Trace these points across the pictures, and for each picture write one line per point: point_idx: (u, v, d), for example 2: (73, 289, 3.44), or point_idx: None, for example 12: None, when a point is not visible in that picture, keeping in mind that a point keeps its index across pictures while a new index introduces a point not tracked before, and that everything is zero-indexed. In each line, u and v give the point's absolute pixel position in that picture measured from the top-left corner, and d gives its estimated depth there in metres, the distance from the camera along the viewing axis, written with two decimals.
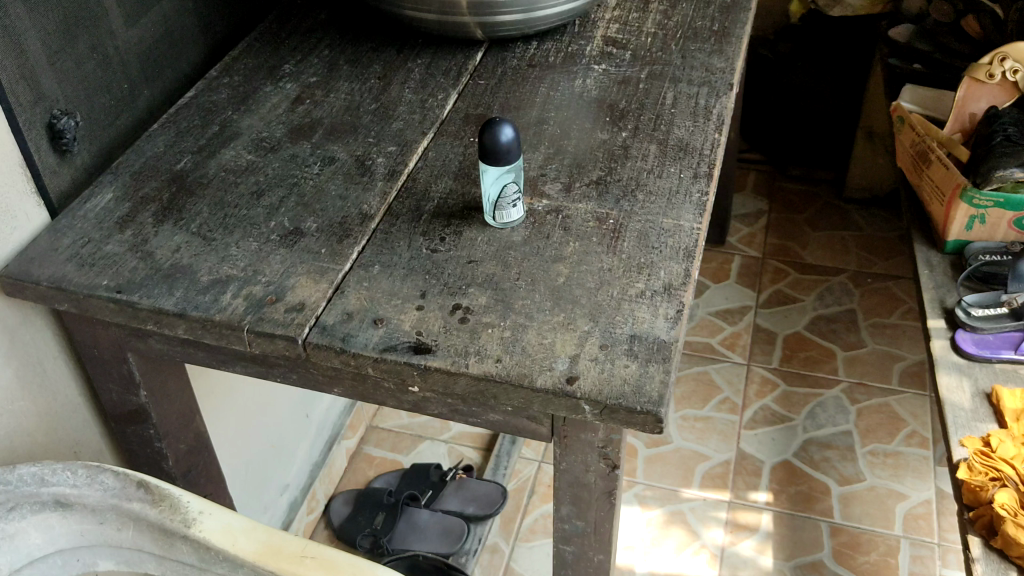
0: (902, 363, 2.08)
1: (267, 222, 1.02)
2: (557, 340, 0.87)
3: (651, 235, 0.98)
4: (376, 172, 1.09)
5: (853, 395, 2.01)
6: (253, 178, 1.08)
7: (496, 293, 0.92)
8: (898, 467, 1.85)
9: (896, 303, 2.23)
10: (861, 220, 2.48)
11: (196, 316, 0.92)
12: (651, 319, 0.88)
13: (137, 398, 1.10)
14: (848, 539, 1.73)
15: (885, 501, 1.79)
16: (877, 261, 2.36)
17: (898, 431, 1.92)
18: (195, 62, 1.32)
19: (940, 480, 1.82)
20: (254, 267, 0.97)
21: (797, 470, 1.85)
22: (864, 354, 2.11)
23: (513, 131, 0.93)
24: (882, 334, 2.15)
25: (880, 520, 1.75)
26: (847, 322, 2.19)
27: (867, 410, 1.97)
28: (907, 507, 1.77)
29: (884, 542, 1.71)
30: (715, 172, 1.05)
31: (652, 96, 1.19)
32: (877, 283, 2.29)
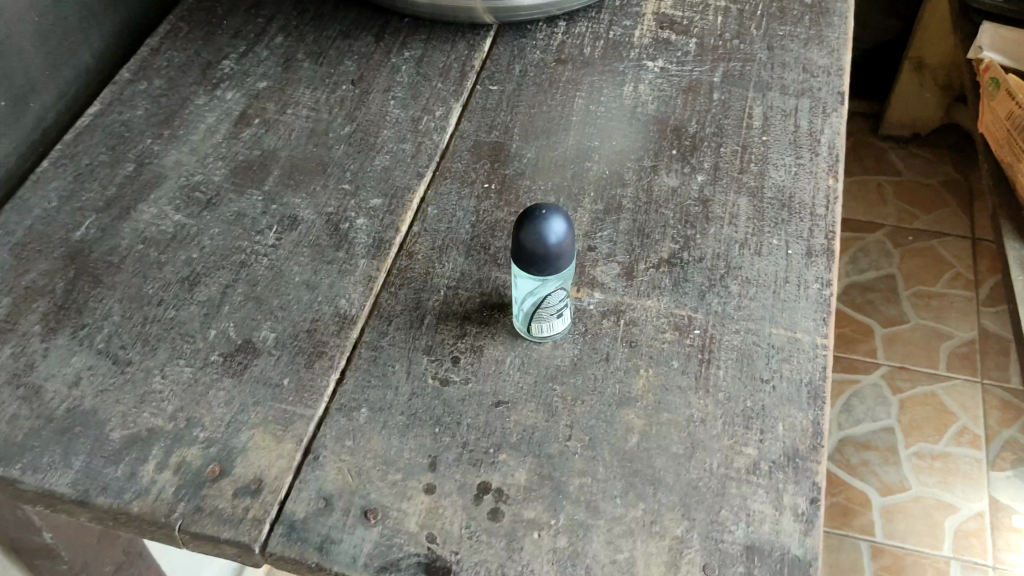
0: (951, 345, 1.66)
1: (203, 332, 0.70)
2: (640, 556, 0.59)
3: (756, 360, 0.69)
4: (357, 242, 0.78)
5: (894, 382, 1.61)
6: (185, 254, 0.76)
7: (540, 464, 0.63)
8: (947, 472, 1.48)
9: (940, 268, 1.78)
10: (899, 162, 1.99)
11: (104, 505, 0.61)
12: (774, 515, 0.61)
13: (40, 538, 0.85)
14: (891, 562, 1.38)
15: (933, 517, 1.43)
16: (917, 213, 1.89)
17: (946, 427, 1.54)
18: (103, 49, 0.98)
19: (994, 488, 1.46)
20: (186, 412, 0.65)
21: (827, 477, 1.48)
22: (906, 333, 1.68)
23: (567, 225, 0.63)
24: (925, 307, 1.72)
25: (927, 540, 1.41)
26: (887, 289, 1.76)
27: (911, 403, 1.58)
28: (955, 522, 1.42)
29: (931, 565, 1.38)
30: (833, 247, 0.76)
31: (734, 114, 0.87)
32: (916, 241, 1.84)
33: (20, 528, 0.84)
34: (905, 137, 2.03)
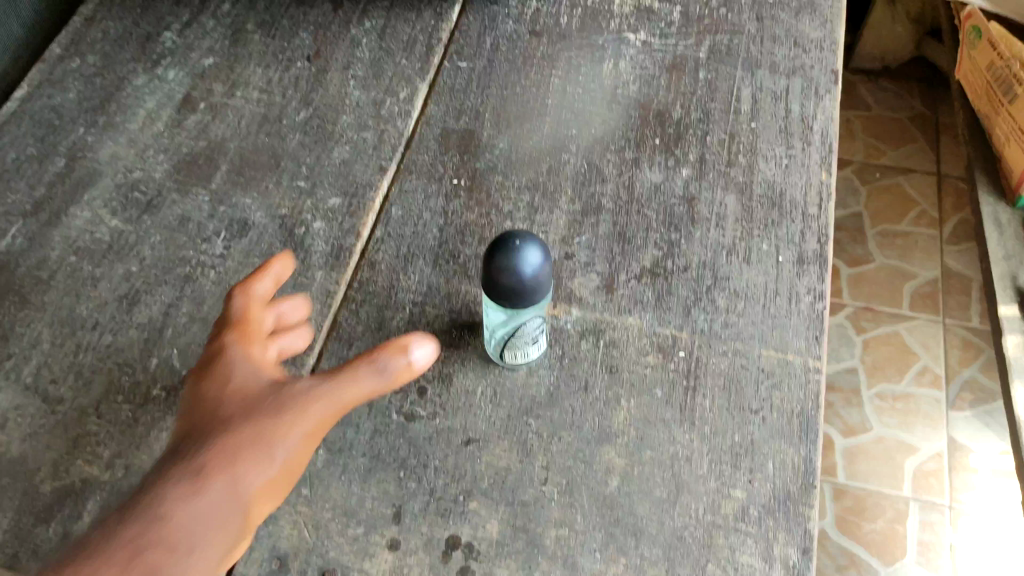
0: (913, 284, 1.31)
1: (143, 362, 0.64)
2: None
3: (745, 387, 0.63)
4: (313, 250, 0.71)
5: (856, 323, 1.28)
6: (123, 267, 0.70)
7: (513, 513, 0.58)
8: (909, 413, 1.19)
9: (906, 206, 1.40)
10: (870, 96, 1.53)
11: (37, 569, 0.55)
12: (764, 569, 0.56)
13: None
14: (851, 503, 1.12)
15: (893, 459, 1.15)
16: (885, 147, 1.47)
17: (907, 365, 1.23)
18: (35, 19, 0.89)
19: (954, 428, 1.17)
20: (125, 459, 0.60)
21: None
22: (870, 274, 1.33)
23: (543, 251, 0.55)
24: (890, 245, 1.36)
25: (884, 477, 1.14)
26: (852, 229, 1.38)
27: (873, 341, 1.26)
28: (916, 462, 1.15)
29: (892, 506, 1.12)
30: (827, 252, 0.70)
31: (723, 96, 0.80)
32: (883, 177, 1.43)
33: None
34: (874, 71, 1.55)
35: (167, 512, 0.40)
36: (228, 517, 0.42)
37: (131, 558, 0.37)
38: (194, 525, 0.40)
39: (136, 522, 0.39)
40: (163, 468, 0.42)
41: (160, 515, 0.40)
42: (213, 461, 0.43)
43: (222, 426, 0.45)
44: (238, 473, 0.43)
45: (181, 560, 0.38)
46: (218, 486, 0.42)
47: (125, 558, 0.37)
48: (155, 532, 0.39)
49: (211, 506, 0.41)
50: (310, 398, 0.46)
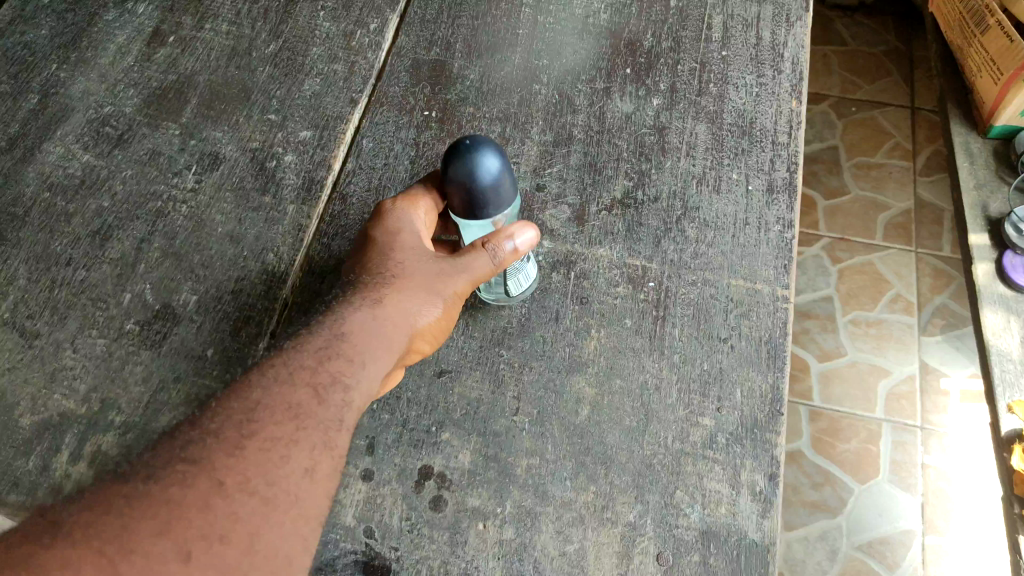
0: (887, 214, 1.28)
1: (118, 297, 0.65)
2: (589, 546, 0.56)
3: (714, 316, 0.64)
4: (285, 183, 0.71)
5: (832, 252, 1.26)
6: (95, 203, 0.69)
7: (485, 443, 0.59)
8: (881, 339, 1.17)
9: (880, 137, 1.35)
10: (845, 33, 1.48)
11: (14, 503, 0.57)
12: (731, 496, 0.58)
13: None
14: (826, 424, 1.12)
15: (865, 382, 1.14)
16: (861, 81, 1.42)
17: (881, 292, 1.21)
18: None
19: (926, 352, 1.15)
20: (101, 394, 0.61)
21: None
22: (846, 206, 1.30)
23: (499, 161, 0.51)
24: (865, 176, 1.32)
25: (859, 402, 1.13)
26: (827, 161, 1.35)
27: (848, 271, 1.24)
28: (888, 385, 1.13)
29: (864, 428, 1.11)
30: (795, 181, 0.71)
31: (693, 25, 0.80)
32: (858, 110, 1.39)
33: None
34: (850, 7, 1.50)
35: (347, 331, 0.51)
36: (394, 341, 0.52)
37: (319, 367, 0.49)
38: (364, 344, 0.51)
39: (325, 336, 0.51)
40: (352, 295, 0.54)
41: (340, 336, 0.51)
42: (389, 295, 0.54)
43: (394, 270, 0.55)
44: (404, 312, 0.54)
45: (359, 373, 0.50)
46: (386, 321, 0.52)
47: (313, 366, 0.49)
48: (336, 352, 0.50)
49: (375, 333, 0.52)
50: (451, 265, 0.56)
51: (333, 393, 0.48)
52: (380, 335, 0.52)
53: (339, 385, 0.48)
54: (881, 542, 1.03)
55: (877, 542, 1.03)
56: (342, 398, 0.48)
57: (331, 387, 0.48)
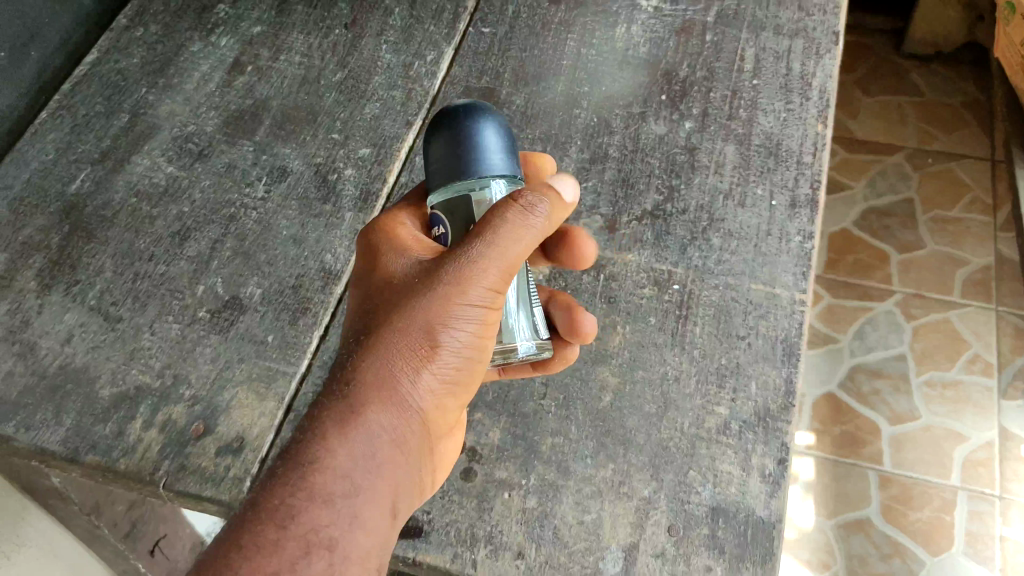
0: (966, 270, 1.46)
1: (191, 288, 0.72)
2: (605, 516, 0.60)
3: (733, 316, 0.69)
4: (344, 194, 0.78)
5: (908, 308, 1.43)
6: (176, 207, 0.77)
7: (514, 422, 0.64)
8: (957, 402, 1.32)
9: (958, 190, 1.55)
10: (923, 82, 1.70)
11: (92, 462, 0.63)
12: (741, 477, 0.61)
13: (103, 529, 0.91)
14: (898, 491, 1.25)
15: (942, 447, 1.28)
16: (937, 132, 1.63)
17: (958, 353, 1.37)
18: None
19: (1005, 418, 1.30)
20: (174, 371, 0.68)
21: (835, 403, 1.34)
22: (922, 260, 1.48)
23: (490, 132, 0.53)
24: (942, 231, 1.51)
25: (933, 466, 1.27)
26: (902, 215, 1.54)
27: (923, 329, 1.40)
28: (967, 451, 1.27)
29: (939, 495, 1.24)
30: (817, 197, 0.75)
31: (727, 56, 0.86)
32: (935, 163, 1.59)
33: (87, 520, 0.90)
34: (927, 56, 1.73)
35: (320, 459, 0.45)
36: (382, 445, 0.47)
37: (283, 538, 0.43)
38: (348, 465, 0.45)
39: (295, 469, 0.45)
40: (324, 401, 0.47)
41: (317, 463, 0.45)
42: (369, 386, 0.48)
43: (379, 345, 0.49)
44: (391, 400, 0.48)
45: (352, 509, 0.45)
46: (369, 421, 0.47)
47: (278, 533, 0.43)
48: (311, 495, 0.44)
49: (358, 445, 0.46)
50: (468, 261, 0.49)
51: (315, 564, 0.42)
52: (367, 442, 0.46)
53: (320, 548, 0.43)
54: None
55: None
56: (329, 562, 0.43)
57: (314, 553, 0.43)
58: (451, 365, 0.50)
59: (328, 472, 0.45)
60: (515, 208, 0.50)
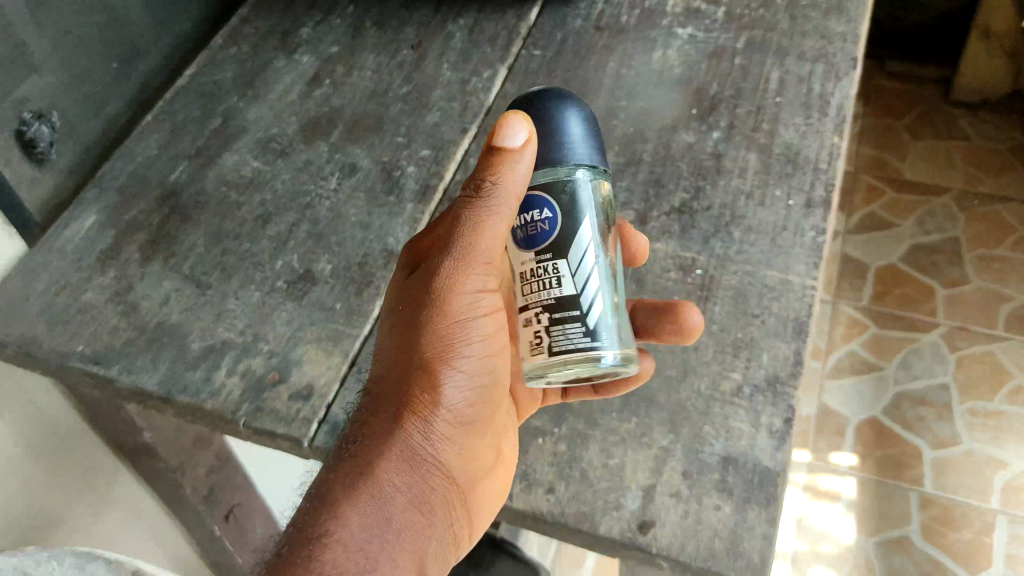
0: (1008, 308, 1.82)
1: (271, 263, 0.82)
2: (627, 461, 0.68)
3: (750, 298, 0.77)
4: (405, 188, 0.88)
5: (954, 341, 1.78)
6: (259, 196, 0.88)
7: None
8: (1001, 429, 1.66)
9: (1005, 232, 1.93)
10: (971, 127, 2.11)
11: (183, 402, 0.73)
12: (751, 433, 0.68)
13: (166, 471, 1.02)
14: (940, 513, 1.58)
15: (985, 474, 1.61)
16: (986, 176, 2.02)
17: (1000, 386, 1.71)
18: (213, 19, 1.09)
19: None
20: (254, 330, 0.77)
21: (881, 430, 1.68)
22: (969, 296, 1.84)
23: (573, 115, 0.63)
24: (989, 271, 1.88)
25: (975, 491, 1.60)
26: (949, 252, 1.92)
27: (967, 360, 1.75)
28: (1006, 477, 1.60)
29: (980, 519, 1.56)
30: (831, 199, 0.83)
31: (753, 78, 0.95)
32: (982, 205, 1.97)
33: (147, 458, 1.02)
34: (975, 104, 2.15)
35: (329, 532, 0.56)
36: (383, 515, 0.58)
37: None
38: (356, 534, 0.57)
39: (310, 542, 0.56)
40: (334, 480, 0.59)
41: (328, 536, 0.56)
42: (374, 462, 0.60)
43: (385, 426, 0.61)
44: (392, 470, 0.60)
45: None
46: (371, 497, 0.58)
47: None
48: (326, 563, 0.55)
49: (361, 515, 0.57)
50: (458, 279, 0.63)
51: None
52: (368, 514, 0.58)
53: None
54: None
55: None
56: None
57: None
58: (453, 408, 0.63)
59: (338, 547, 0.56)
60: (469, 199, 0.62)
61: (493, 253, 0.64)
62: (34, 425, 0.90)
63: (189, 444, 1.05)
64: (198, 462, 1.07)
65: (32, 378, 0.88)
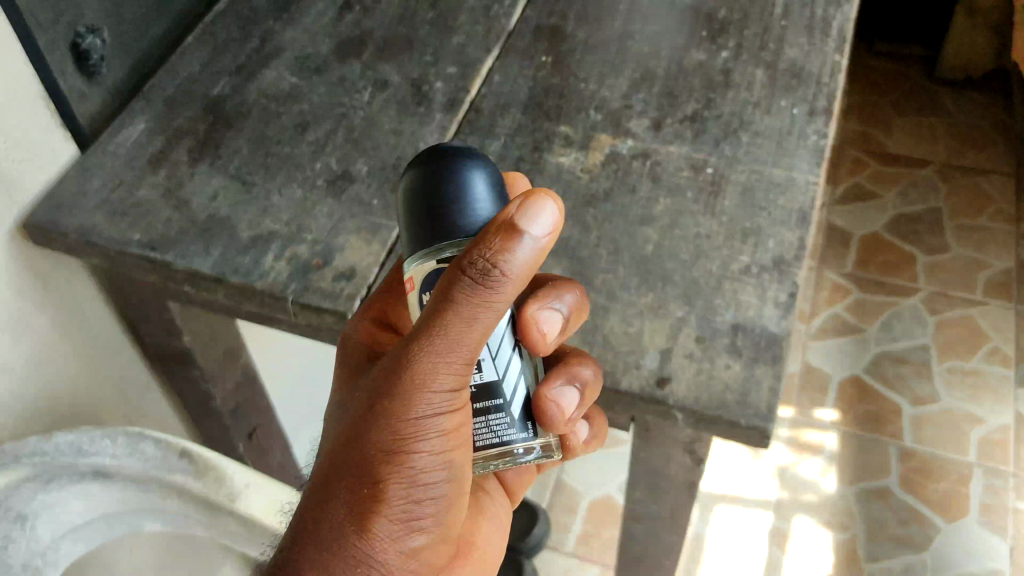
0: (988, 274, 1.98)
1: (312, 164, 0.88)
2: (646, 329, 0.74)
3: (757, 192, 0.83)
4: (435, 100, 0.94)
5: (935, 305, 1.93)
6: (297, 107, 0.94)
7: (573, 264, 0.79)
8: (977, 388, 1.79)
9: (985, 203, 2.12)
10: (955, 105, 2.35)
11: (236, 282, 0.79)
12: (758, 306, 0.75)
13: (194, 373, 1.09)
14: (919, 465, 1.68)
15: (963, 429, 1.72)
16: (969, 150, 2.23)
17: (979, 347, 1.85)
18: None
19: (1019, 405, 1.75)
20: (299, 222, 0.83)
21: (863, 387, 1.80)
22: (948, 264, 2.00)
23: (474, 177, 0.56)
24: (969, 240, 2.05)
25: (953, 445, 1.70)
26: (931, 220, 2.09)
27: (946, 323, 1.89)
28: (982, 433, 1.72)
29: (957, 470, 1.66)
30: (833, 108, 0.90)
31: (759, 5, 1.01)
32: (966, 177, 2.17)
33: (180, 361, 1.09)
34: (961, 81, 2.39)
35: None
36: None
37: None
38: None
39: None
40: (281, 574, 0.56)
41: None
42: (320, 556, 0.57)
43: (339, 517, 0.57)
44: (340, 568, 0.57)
45: None
46: None
47: None
48: None
49: None
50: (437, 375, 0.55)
51: None
52: None
53: None
54: None
55: None
56: None
57: None
58: (412, 504, 0.58)
59: None
60: (469, 281, 0.52)
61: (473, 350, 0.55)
62: (69, 305, 0.96)
63: (221, 354, 1.12)
64: (227, 378, 1.15)
65: (67, 260, 0.93)
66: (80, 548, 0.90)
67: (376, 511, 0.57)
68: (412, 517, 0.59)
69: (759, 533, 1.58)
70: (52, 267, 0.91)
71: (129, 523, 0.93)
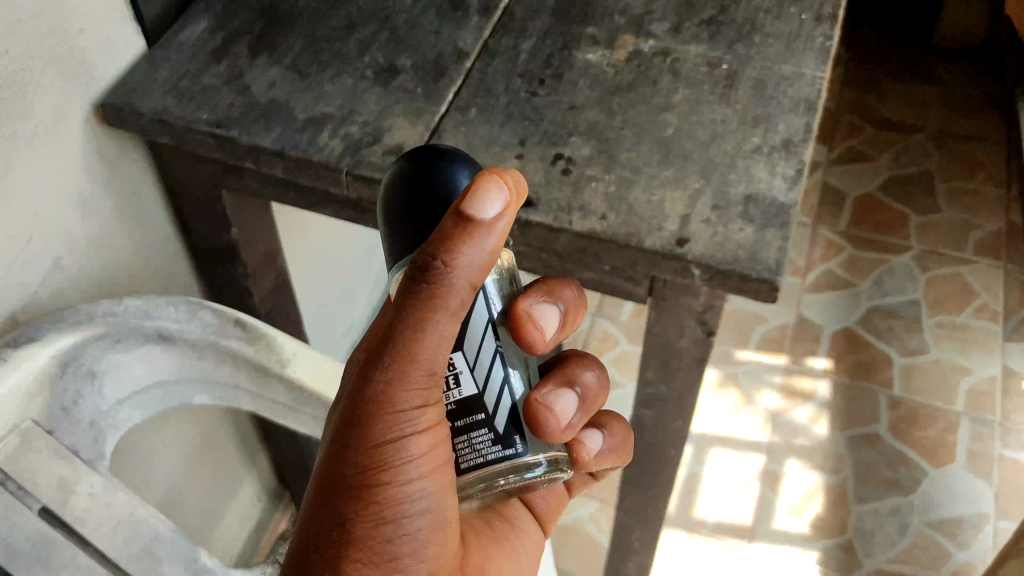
0: (978, 234, 2.14)
1: (360, 58, 0.96)
2: (667, 199, 0.82)
3: (768, 85, 0.91)
4: (471, 6, 1.03)
5: (926, 263, 2.08)
6: (345, 10, 1.02)
7: (600, 144, 0.87)
8: (966, 341, 1.93)
9: (975, 167, 2.28)
10: (946, 74, 2.52)
11: (295, 155, 0.87)
12: (768, 180, 0.83)
13: (235, 270, 1.17)
14: (906, 412, 1.81)
15: (953, 380, 1.86)
16: (960, 117, 2.40)
17: (969, 302, 2.00)
18: None
19: (1008, 358, 1.89)
20: (350, 107, 0.91)
21: (855, 340, 1.94)
22: (939, 223, 2.16)
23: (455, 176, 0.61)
24: (959, 202, 2.21)
25: (943, 393, 1.84)
26: (921, 180, 2.26)
27: (937, 279, 2.05)
28: (971, 382, 1.85)
29: (944, 417, 1.80)
30: (836, 15, 1.00)
31: None
32: (958, 145, 2.33)
33: (222, 260, 1.16)
34: (949, 52, 2.59)
35: None
36: None
37: None
38: None
39: None
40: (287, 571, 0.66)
41: None
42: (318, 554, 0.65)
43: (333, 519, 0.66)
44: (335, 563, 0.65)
45: None
46: None
47: None
48: None
49: None
50: (405, 391, 0.62)
51: None
52: None
53: None
54: (954, 522, 1.64)
55: (951, 521, 1.65)
56: None
57: None
58: (399, 508, 0.65)
59: None
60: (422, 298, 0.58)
61: (436, 360, 0.61)
62: (127, 199, 1.03)
63: (260, 256, 1.19)
64: (263, 280, 1.22)
65: (132, 147, 1.01)
66: (137, 411, 0.97)
67: (364, 513, 0.65)
68: (404, 521, 0.66)
69: (752, 474, 1.71)
70: (118, 155, 0.99)
71: (182, 395, 1.02)
